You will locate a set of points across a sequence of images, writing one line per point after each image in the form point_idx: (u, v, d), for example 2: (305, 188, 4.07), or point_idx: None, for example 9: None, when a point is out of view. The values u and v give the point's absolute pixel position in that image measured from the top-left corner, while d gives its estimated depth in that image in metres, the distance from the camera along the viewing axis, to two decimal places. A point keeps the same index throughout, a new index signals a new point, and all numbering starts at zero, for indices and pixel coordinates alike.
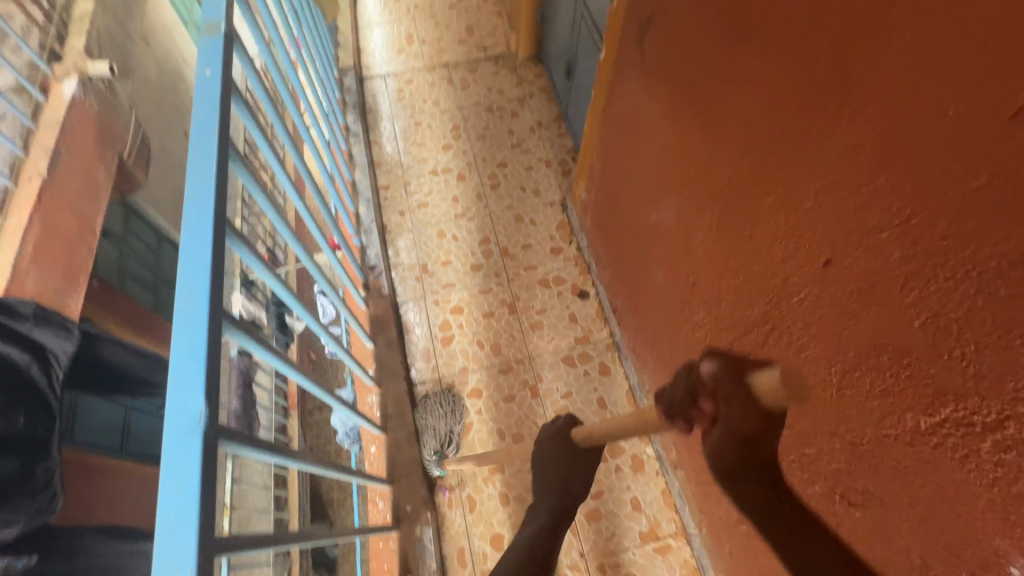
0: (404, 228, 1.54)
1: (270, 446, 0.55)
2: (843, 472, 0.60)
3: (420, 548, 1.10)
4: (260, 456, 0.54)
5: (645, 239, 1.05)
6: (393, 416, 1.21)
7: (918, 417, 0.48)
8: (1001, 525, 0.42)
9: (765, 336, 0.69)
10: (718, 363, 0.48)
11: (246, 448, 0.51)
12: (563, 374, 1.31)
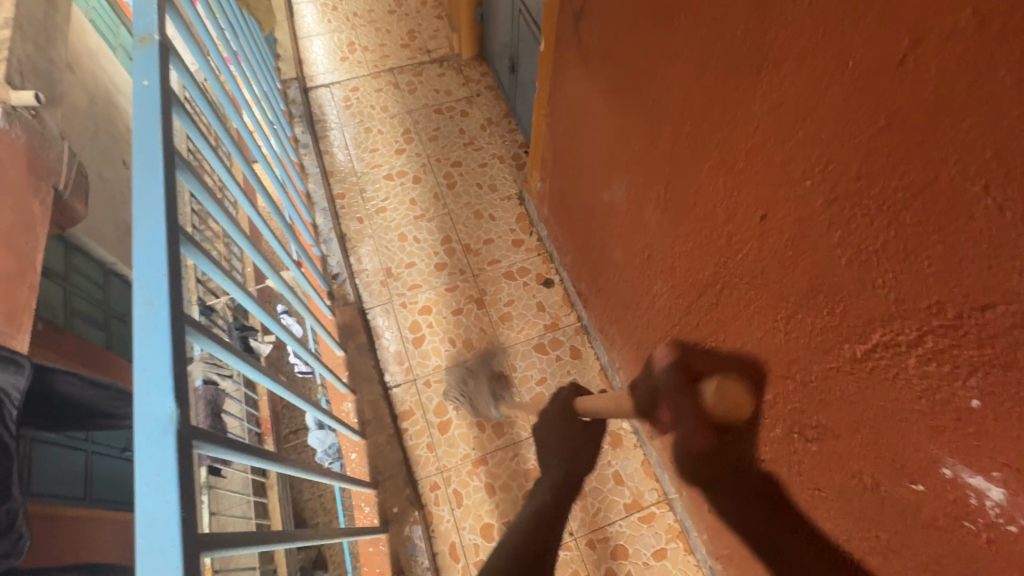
0: (364, 234, 1.54)
1: (242, 447, 0.55)
2: (797, 412, 0.64)
3: (411, 548, 1.09)
4: (233, 456, 0.54)
5: (601, 221, 1.08)
6: (371, 421, 1.21)
7: (855, 346, 0.52)
8: (934, 430, 0.46)
9: (717, 297, 0.73)
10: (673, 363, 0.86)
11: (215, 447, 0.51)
12: (536, 361, 1.33)
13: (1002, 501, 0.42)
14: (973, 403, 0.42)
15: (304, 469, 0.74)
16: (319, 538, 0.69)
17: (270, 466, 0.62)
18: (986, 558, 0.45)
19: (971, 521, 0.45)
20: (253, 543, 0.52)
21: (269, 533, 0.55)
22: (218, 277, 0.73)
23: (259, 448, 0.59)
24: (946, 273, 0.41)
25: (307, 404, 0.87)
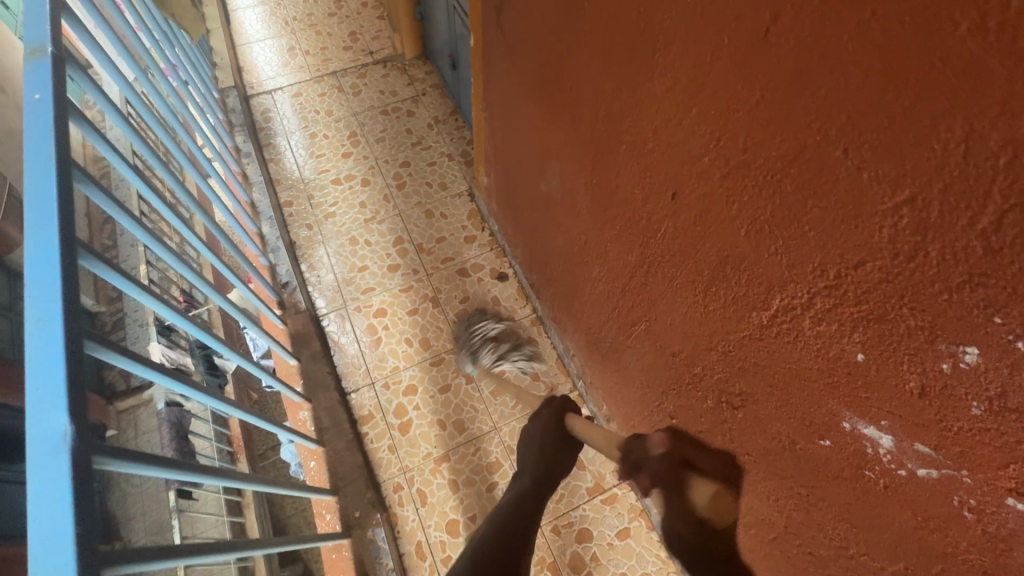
0: (314, 241, 1.52)
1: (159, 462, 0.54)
2: (723, 381, 0.67)
3: (375, 550, 1.08)
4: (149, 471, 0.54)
5: (546, 213, 1.09)
6: (328, 427, 1.20)
7: (762, 312, 0.54)
8: (831, 386, 0.49)
9: (646, 277, 0.75)
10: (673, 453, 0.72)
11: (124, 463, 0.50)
12: (493, 356, 1.34)
13: (891, 447, 0.45)
14: (859, 356, 0.44)
15: (244, 478, 0.74)
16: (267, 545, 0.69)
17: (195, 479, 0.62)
18: (884, 500, 0.48)
19: (869, 468, 0.48)
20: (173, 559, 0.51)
21: (193, 549, 0.55)
22: (138, 292, 0.70)
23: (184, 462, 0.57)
24: (822, 235, 0.43)
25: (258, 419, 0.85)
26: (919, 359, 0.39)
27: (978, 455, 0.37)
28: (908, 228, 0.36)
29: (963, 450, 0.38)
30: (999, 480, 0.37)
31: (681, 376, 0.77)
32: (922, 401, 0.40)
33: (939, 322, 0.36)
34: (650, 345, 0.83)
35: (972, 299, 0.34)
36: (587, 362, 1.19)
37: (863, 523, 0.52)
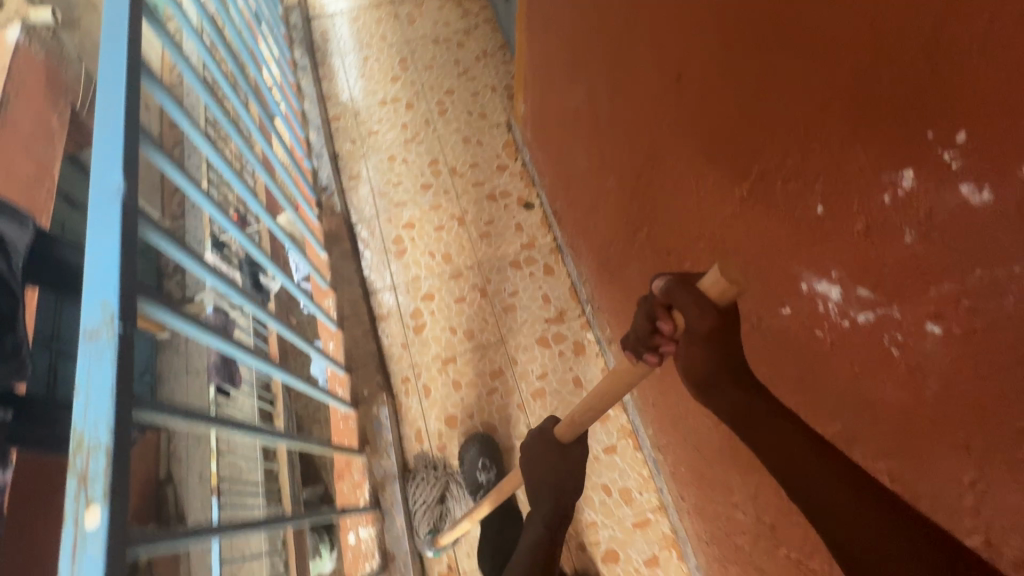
0: (355, 154, 1.60)
1: (182, 250, 0.61)
2: (708, 270, 0.70)
3: (377, 426, 1.17)
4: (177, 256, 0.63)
5: (578, 131, 1.11)
6: (349, 317, 1.29)
7: (747, 183, 0.57)
8: (793, 249, 0.51)
9: (659, 175, 0.78)
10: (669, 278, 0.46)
11: (158, 241, 0.58)
12: (509, 277, 1.39)
13: (839, 299, 0.47)
14: (819, 208, 0.47)
15: (260, 310, 0.84)
16: (278, 365, 0.77)
17: (219, 283, 0.72)
18: (831, 359, 0.51)
19: (820, 327, 0.51)
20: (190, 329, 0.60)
21: (207, 335, 0.62)
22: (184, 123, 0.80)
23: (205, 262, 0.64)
24: (806, 86, 0.46)
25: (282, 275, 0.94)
26: (868, 198, 0.41)
27: (907, 285, 0.40)
28: (871, 57, 0.38)
29: (897, 285, 0.41)
30: (923, 308, 0.39)
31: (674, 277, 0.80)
32: (866, 240, 0.42)
33: (886, 150, 0.39)
34: (651, 250, 0.86)
35: (915, 118, 0.36)
36: (596, 285, 1.22)
37: (812, 389, 0.54)
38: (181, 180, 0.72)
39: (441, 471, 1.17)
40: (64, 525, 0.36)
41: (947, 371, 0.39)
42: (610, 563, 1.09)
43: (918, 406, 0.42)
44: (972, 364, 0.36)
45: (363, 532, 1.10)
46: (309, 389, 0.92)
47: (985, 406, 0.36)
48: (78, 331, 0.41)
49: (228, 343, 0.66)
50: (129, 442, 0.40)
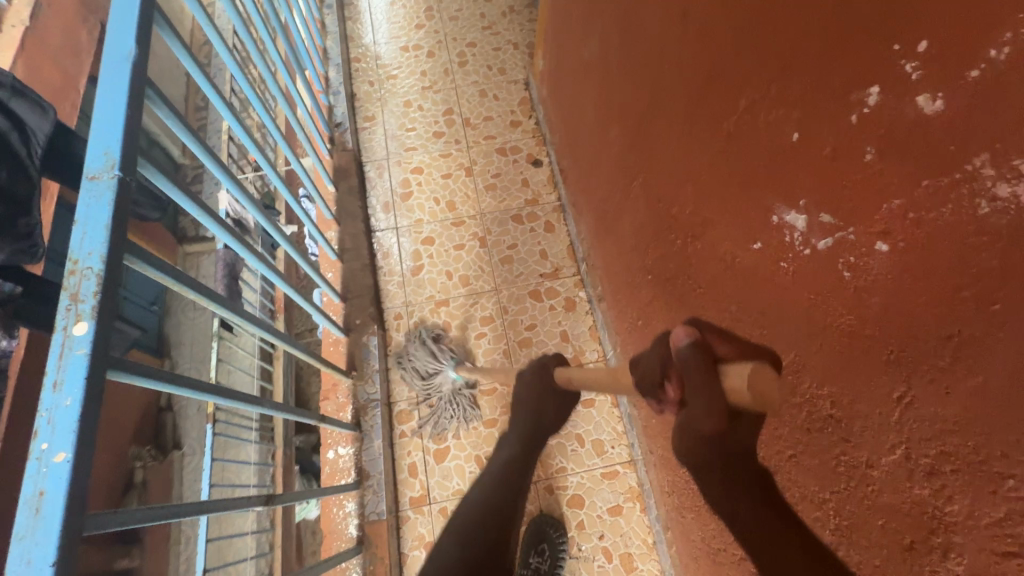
0: (372, 97, 1.62)
1: (193, 137, 0.61)
2: (693, 214, 0.71)
3: (365, 353, 1.20)
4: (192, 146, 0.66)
5: (589, 83, 1.11)
6: (349, 250, 1.31)
7: (735, 118, 0.58)
8: (770, 181, 0.53)
9: (658, 123, 0.79)
10: (694, 344, 0.52)
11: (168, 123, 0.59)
12: (511, 230, 1.41)
13: (803, 228, 0.49)
14: (795, 135, 0.48)
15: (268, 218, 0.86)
16: (274, 270, 0.78)
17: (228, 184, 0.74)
18: (791, 290, 0.52)
19: (785, 258, 0.53)
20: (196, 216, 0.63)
21: (205, 221, 0.64)
22: (207, 29, 0.79)
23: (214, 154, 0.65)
24: (795, 12, 0.47)
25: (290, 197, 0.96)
26: (836, 121, 0.43)
27: (862, 204, 0.42)
28: None
29: (854, 207, 0.43)
30: (874, 226, 0.41)
31: (663, 225, 0.82)
32: (830, 162, 0.44)
33: (858, 68, 0.40)
34: (646, 200, 0.87)
35: (887, 31, 0.37)
36: (592, 242, 1.24)
37: (769, 324, 0.57)
38: (199, 78, 0.72)
39: (423, 404, 1.22)
40: (53, 334, 0.39)
41: (888, 288, 0.41)
42: (574, 507, 1.13)
43: (861, 327, 0.44)
44: (912, 277, 0.38)
45: (342, 449, 1.14)
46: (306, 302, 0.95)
47: (917, 317, 0.38)
48: (82, 174, 0.44)
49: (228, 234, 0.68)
50: (118, 280, 0.43)
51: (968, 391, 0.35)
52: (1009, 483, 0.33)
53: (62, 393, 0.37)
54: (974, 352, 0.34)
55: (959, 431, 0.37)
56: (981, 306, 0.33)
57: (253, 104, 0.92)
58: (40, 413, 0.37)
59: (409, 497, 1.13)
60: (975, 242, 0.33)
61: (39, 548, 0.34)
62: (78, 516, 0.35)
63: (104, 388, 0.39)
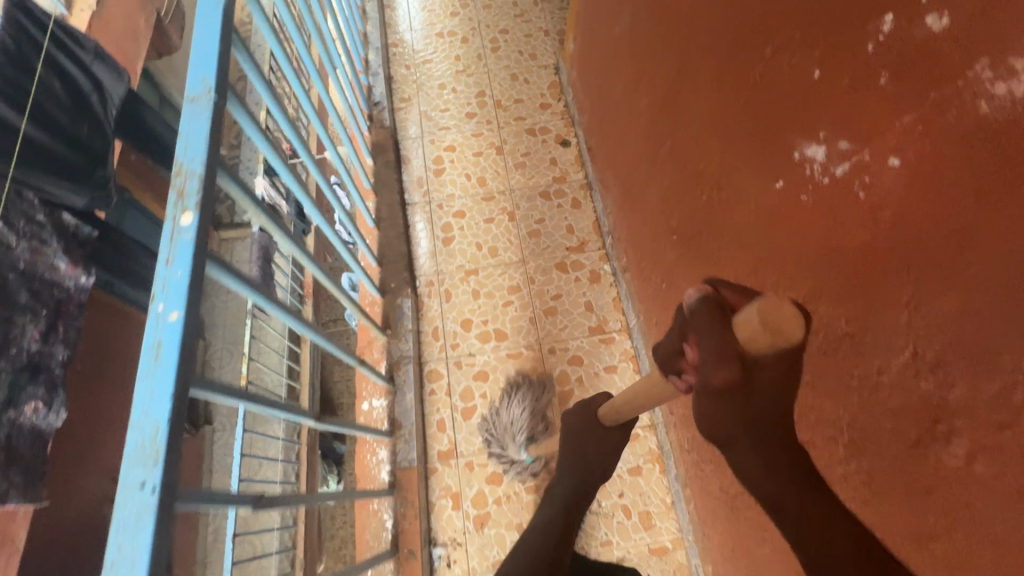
0: (408, 80, 1.69)
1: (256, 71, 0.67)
2: (719, 168, 0.76)
3: (399, 314, 1.26)
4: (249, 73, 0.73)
5: (619, 58, 1.16)
6: (385, 219, 1.37)
7: (761, 67, 0.63)
8: (793, 121, 0.57)
9: (686, 85, 0.84)
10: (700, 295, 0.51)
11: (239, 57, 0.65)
12: (538, 205, 1.47)
13: (823, 159, 0.53)
14: (816, 73, 0.53)
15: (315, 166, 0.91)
16: (321, 212, 0.82)
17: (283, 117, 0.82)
18: (811, 220, 0.57)
19: (805, 191, 0.57)
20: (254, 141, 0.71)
21: (265, 151, 0.69)
22: None
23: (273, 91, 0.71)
24: None
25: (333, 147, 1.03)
26: (855, 53, 0.47)
27: (876, 126, 0.46)
28: None
29: (870, 130, 0.47)
30: (887, 144, 0.45)
31: (690, 185, 0.86)
32: (849, 92, 0.48)
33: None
34: (673, 163, 0.92)
35: None
36: (618, 215, 1.28)
37: (790, 257, 0.61)
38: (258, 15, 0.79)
39: (452, 364, 1.27)
40: (164, 222, 0.46)
41: (899, 199, 0.45)
42: None
43: (874, 242, 0.48)
44: (920, 187, 0.42)
45: (376, 402, 1.20)
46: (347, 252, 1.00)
47: (925, 221, 0.42)
48: (184, 97, 0.52)
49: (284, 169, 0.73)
50: (214, 183, 0.49)
51: (970, 280, 0.39)
52: (1006, 356, 0.37)
53: (173, 267, 0.44)
54: (975, 240, 0.38)
55: (961, 319, 0.40)
56: (980, 197, 0.37)
57: (302, 56, 1.00)
58: (156, 284, 0.43)
59: (437, 450, 1.19)
60: (975, 140, 0.37)
61: (156, 386, 0.40)
62: (188, 366, 0.42)
63: (204, 269, 0.46)
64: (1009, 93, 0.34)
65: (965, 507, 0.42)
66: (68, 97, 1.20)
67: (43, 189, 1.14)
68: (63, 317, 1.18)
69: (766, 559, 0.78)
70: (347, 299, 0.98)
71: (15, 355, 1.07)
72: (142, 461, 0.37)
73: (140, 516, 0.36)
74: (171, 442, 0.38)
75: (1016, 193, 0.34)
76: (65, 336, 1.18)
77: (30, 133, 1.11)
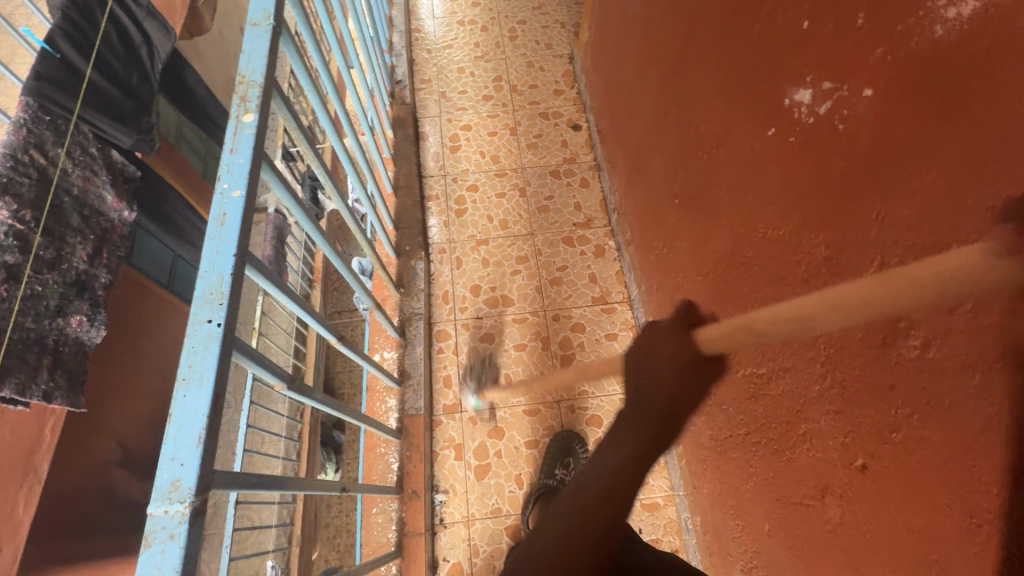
0: (429, 63, 1.77)
1: (298, 8, 0.83)
2: (718, 128, 0.82)
3: (412, 275, 1.33)
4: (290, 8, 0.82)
5: (630, 39, 1.22)
6: (403, 187, 1.43)
7: (758, 27, 0.69)
8: (786, 71, 0.64)
9: (691, 56, 0.90)
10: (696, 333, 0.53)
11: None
12: (549, 183, 1.53)
13: (810, 100, 0.60)
14: (806, 24, 0.59)
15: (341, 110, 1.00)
16: (341, 140, 0.94)
17: (314, 53, 0.91)
18: (798, 159, 0.63)
19: (794, 133, 0.63)
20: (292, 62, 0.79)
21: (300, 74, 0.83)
22: None
23: (309, 27, 0.86)
24: None
25: (358, 98, 1.11)
26: (838, 1, 0.54)
27: (856, 61, 0.52)
28: None
29: (850, 67, 0.53)
30: (864, 75, 0.51)
31: (694, 150, 0.92)
32: (833, 35, 0.55)
33: None
34: (680, 130, 0.98)
35: None
36: (624, 190, 1.34)
37: (780, 197, 0.67)
38: None
39: (460, 326, 1.33)
40: (229, 120, 0.53)
41: (873, 124, 0.51)
42: (594, 426, 1.22)
43: (851, 167, 0.54)
44: (888, 112, 0.49)
45: (387, 353, 1.27)
46: (367, 201, 1.08)
47: (894, 140, 0.48)
48: (246, 21, 0.59)
49: (316, 93, 0.87)
50: (270, 92, 0.56)
51: (928, 183, 0.45)
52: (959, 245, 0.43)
53: (237, 155, 0.51)
54: (933, 147, 0.44)
55: (922, 221, 0.46)
56: (938, 108, 0.43)
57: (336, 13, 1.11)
58: (221, 167, 0.50)
59: (443, 404, 1.25)
60: (934, 60, 0.43)
61: (222, 246, 0.46)
62: (247, 234, 0.48)
63: (261, 161, 0.52)
64: (961, 13, 0.40)
65: (919, 393, 0.48)
66: (123, 47, 1.29)
67: (97, 125, 1.27)
68: (106, 245, 1.31)
69: (750, 494, 0.83)
70: (369, 244, 1.06)
71: (65, 271, 1.21)
72: (209, 302, 0.44)
73: (207, 343, 0.42)
74: (233, 290, 0.45)
75: (965, 98, 0.40)
76: (109, 262, 1.31)
77: (92, 78, 1.23)
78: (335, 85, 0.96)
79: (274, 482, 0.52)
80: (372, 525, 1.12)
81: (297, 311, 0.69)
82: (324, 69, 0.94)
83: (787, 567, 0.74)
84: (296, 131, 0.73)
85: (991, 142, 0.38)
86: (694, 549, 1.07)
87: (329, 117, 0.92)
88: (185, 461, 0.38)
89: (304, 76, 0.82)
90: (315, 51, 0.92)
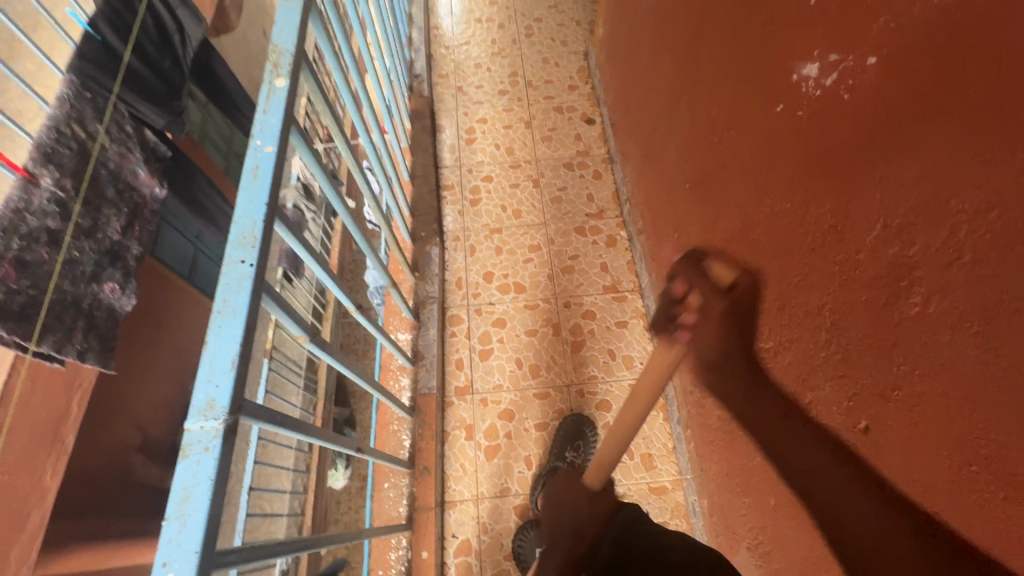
0: (447, 59, 1.82)
1: None
2: (728, 109, 0.84)
3: (427, 260, 1.36)
4: None
5: (644, 30, 1.24)
6: (419, 176, 1.47)
7: (767, 9, 0.71)
8: (793, 50, 0.66)
9: (702, 43, 0.93)
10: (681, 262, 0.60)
11: None
12: (562, 175, 1.56)
13: (817, 73, 0.61)
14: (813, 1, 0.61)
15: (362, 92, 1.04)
16: (363, 121, 0.98)
17: (340, 37, 0.95)
18: (803, 133, 0.65)
19: (801, 108, 0.65)
20: (319, 40, 0.83)
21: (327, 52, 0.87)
22: None
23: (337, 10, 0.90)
24: None
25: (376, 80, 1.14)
26: None
27: (860, 31, 0.54)
28: None
29: (855, 38, 0.55)
30: (868, 45, 0.53)
31: (704, 135, 0.94)
32: (838, 10, 0.57)
33: None
34: (692, 117, 0.99)
35: None
36: (637, 181, 1.36)
37: (785, 171, 0.69)
38: None
39: (473, 311, 1.36)
40: (262, 83, 0.56)
41: (876, 92, 0.53)
42: (603, 411, 1.24)
43: (855, 135, 0.56)
44: (889, 79, 0.51)
45: (401, 335, 1.30)
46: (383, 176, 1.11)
47: (896, 104, 0.50)
48: None
49: (340, 72, 0.90)
50: (300, 60, 0.60)
51: (927, 145, 0.47)
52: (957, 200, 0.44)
53: (269, 115, 0.54)
54: (932, 109, 0.46)
55: (920, 183, 0.48)
56: (938, 70, 0.45)
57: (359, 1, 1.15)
58: (255, 126, 0.53)
59: (454, 386, 1.28)
60: (934, 25, 0.45)
61: (255, 196, 0.49)
62: (278, 188, 0.51)
63: (291, 122, 0.56)
64: None
65: (913, 349, 0.50)
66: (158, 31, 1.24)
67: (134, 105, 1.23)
68: (139, 218, 1.30)
69: (755, 470, 0.84)
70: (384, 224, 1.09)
71: (100, 240, 1.23)
72: (243, 245, 0.47)
73: (241, 281, 0.45)
74: (265, 236, 0.48)
75: (963, 58, 0.42)
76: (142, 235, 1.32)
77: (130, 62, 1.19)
78: (359, 67, 0.99)
79: (295, 424, 0.56)
80: (384, 499, 1.15)
81: (319, 275, 0.72)
82: (349, 51, 0.98)
83: (790, 538, 0.75)
84: (322, 103, 0.76)
85: (987, 97, 0.40)
86: (700, 530, 1.08)
87: (352, 97, 0.96)
88: (220, 383, 0.41)
89: (330, 55, 0.86)
90: (341, 34, 0.96)
